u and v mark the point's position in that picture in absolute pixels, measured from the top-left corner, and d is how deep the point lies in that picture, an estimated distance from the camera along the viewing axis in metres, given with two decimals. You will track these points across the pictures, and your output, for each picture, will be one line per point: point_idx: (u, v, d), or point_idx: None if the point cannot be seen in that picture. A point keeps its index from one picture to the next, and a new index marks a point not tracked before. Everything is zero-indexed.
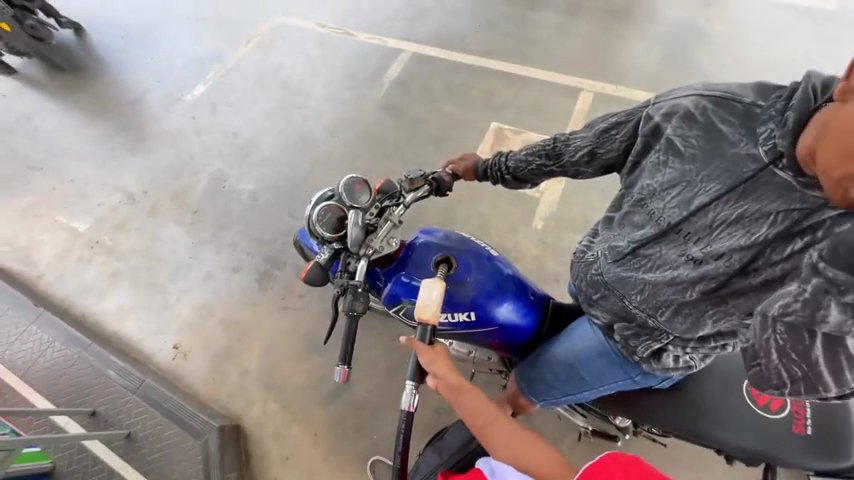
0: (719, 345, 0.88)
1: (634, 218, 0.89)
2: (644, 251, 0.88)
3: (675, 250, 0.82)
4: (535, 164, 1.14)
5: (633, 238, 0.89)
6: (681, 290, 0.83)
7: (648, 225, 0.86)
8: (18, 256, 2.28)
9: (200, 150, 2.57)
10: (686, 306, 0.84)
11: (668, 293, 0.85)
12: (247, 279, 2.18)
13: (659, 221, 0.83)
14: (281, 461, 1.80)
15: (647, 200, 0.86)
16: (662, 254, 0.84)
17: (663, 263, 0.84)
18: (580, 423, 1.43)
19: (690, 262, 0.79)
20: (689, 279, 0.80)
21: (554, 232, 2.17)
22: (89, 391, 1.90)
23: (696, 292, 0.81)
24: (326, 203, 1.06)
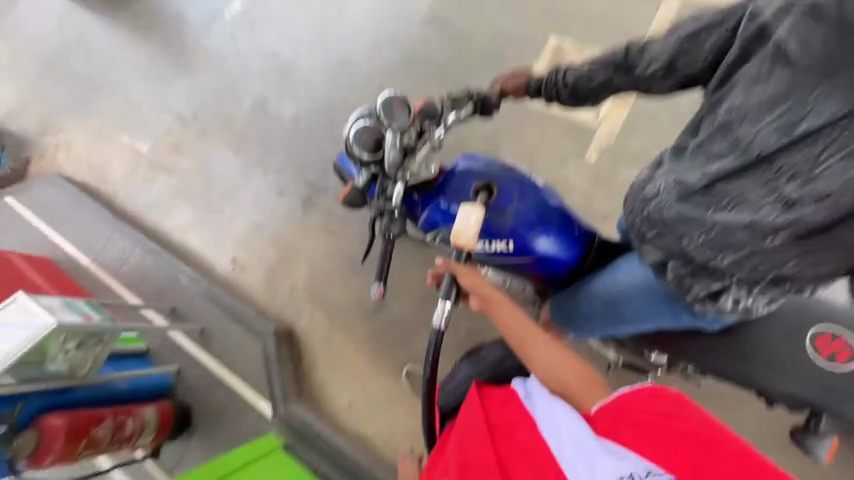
0: (790, 286, 0.81)
1: (712, 148, 0.80)
2: (721, 186, 0.79)
3: (761, 184, 0.75)
4: (600, 80, 0.96)
5: (711, 171, 0.80)
6: (761, 230, 0.77)
7: (731, 156, 0.77)
8: (95, 173, 2.51)
9: (240, 70, 2.52)
10: (761, 248, 0.78)
11: (743, 233, 0.79)
12: (292, 203, 2.27)
13: (747, 150, 0.75)
14: (327, 363, 2.01)
15: (733, 126, 0.77)
16: (744, 189, 0.77)
17: (744, 199, 0.78)
18: (611, 355, 1.46)
19: (781, 200, 0.74)
20: (775, 219, 0.75)
21: (610, 165, 1.97)
22: (168, 292, 2.19)
23: (778, 233, 0.76)
24: (363, 122, 1.01)
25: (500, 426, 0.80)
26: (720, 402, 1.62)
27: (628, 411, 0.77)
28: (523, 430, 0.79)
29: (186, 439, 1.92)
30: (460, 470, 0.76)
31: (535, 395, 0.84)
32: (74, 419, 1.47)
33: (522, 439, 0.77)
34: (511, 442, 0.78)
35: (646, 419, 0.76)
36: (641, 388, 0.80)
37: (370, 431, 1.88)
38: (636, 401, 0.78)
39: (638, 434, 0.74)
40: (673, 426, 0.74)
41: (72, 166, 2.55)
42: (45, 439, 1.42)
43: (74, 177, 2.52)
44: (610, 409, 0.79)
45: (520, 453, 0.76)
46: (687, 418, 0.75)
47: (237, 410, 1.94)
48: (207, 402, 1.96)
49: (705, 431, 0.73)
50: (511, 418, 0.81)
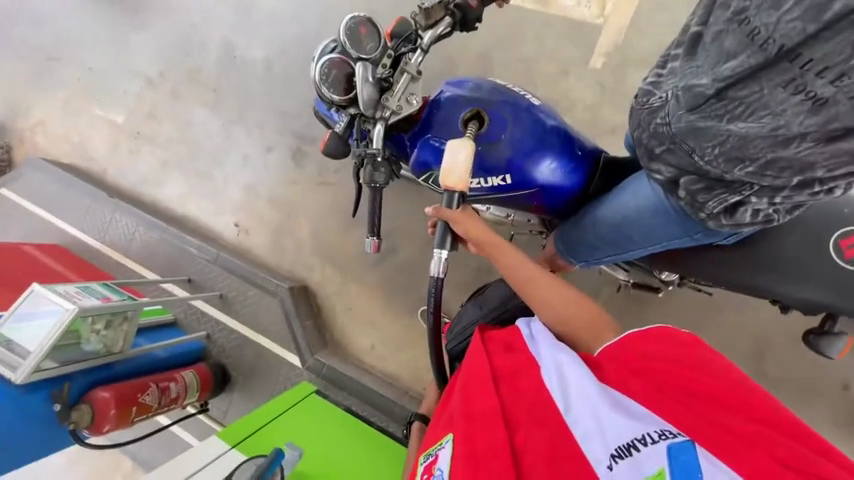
0: (823, 188, 0.70)
1: (725, 41, 0.62)
2: (734, 93, 0.64)
3: (785, 87, 0.59)
4: None
5: (722, 74, 0.64)
6: (783, 141, 0.63)
7: (747, 53, 0.60)
8: (78, 152, 2.41)
9: (198, 14, 2.26)
10: (786, 158, 0.65)
11: (762, 145, 0.66)
12: (283, 158, 2.16)
13: (765, 46, 0.57)
14: (345, 311, 2.07)
15: (751, 11, 0.58)
16: (763, 93, 0.61)
17: (762, 108, 0.62)
18: (621, 277, 1.42)
19: (807, 103, 0.58)
20: (800, 128, 0.60)
21: (618, 70, 1.77)
22: (180, 264, 2.17)
23: (807, 142, 0.61)
24: (329, 57, 0.89)
25: (508, 373, 0.71)
26: (733, 306, 1.62)
27: (643, 350, 0.70)
28: (536, 374, 0.68)
29: (228, 394, 2.03)
30: (466, 421, 0.64)
31: (541, 339, 0.76)
32: (123, 390, 1.56)
33: (535, 382, 0.67)
34: (521, 388, 0.67)
35: (665, 357, 0.68)
36: (652, 327, 0.74)
37: (395, 368, 1.99)
38: (650, 339, 0.72)
39: (660, 373, 0.66)
40: (693, 366, 0.67)
41: (53, 149, 2.44)
42: (101, 410, 1.49)
43: (58, 160, 2.43)
44: (624, 347, 0.71)
45: (534, 398, 0.65)
46: (705, 358, 0.69)
47: (268, 364, 2.02)
48: (241, 358, 2.04)
49: (725, 373, 0.67)
50: (520, 363, 0.71)
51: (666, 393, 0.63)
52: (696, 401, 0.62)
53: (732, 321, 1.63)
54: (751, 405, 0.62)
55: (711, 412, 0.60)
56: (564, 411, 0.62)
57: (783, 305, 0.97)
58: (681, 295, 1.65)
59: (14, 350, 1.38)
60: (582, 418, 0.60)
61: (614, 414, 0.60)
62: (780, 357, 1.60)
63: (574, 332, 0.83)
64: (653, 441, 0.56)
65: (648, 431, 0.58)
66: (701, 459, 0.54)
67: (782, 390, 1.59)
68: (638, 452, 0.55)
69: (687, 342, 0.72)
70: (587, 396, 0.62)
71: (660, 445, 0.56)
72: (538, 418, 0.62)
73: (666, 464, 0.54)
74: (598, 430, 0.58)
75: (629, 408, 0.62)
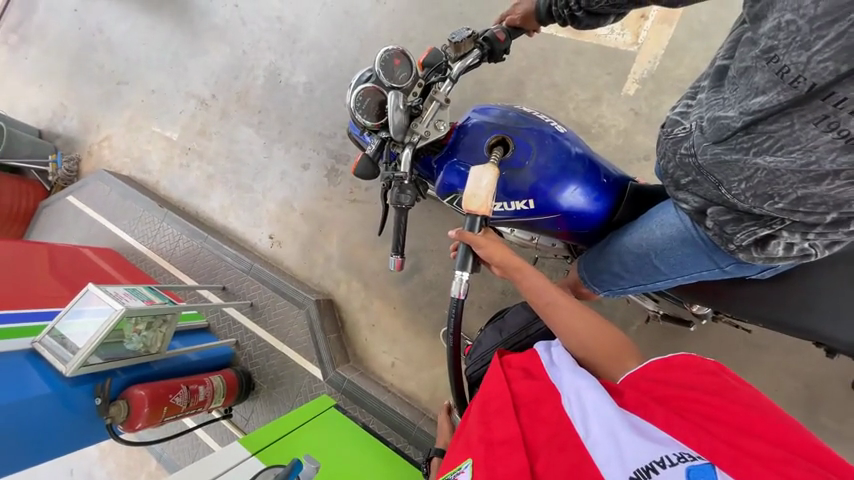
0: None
1: (754, 77, 0.60)
2: (762, 127, 0.62)
3: (817, 124, 0.56)
4: None
5: (749, 108, 0.62)
6: (815, 177, 0.62)
7: (774, 91, 0.58)
8: (136, 165, 2.65)
9: (250, 43, 2.47)
10: (819, 193, 0.64)
11: (793, 180, 0.64)
12: (317, 175, 2.28)
13: (796, 84, 0.55)
14: (369, 327, 2.10)
15: (779, 50, 0.55)
16: (793, 129, 0.59)
17: (792, 143, 0.60)
18: (650, 307, 1.37)
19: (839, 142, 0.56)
20: (833, 165, 0.59)
21: (652, 96, 1.76)
22: (217, 272, 2.30)
23: (840, 179, 0.60)
24: (364, 85, 0.95)
25: (527, 399, 0.70)
26: (779, 345, 1.51)
27: (664, 378, 0.68)
28: (556, 399, 0.67)
29: (252, 401, 2.09)
30: (485, 446, 0.63)
31: (561, 365, 0.74)
32: (157, 389, 1.64)
33: (556, 408, 0.66)
34: (541, 414, 0.66)
35: (686, 385, 0.66)
36: (674, 355, 0.71)
37: (415, 387, 1.98)
38: (671, 366, 0.69)
39: (683, 400, 0.64)
40: (717, 392, 0.64)
41: (116, 161, 2.70)
42: (135, 406, 1.58)
43: (119, 171, 2.67)
44: (645, 376, 0.69)
45: (553, 424, 0.64)
46: (731, 386, 0.66)
47: (291, 374, 2.06)
48: (266, 367, 2.11)
49: (752, 401, 0.63)
50: (538, 390, 0.70)
51: (688, 419, 0.61)
52: (719, 427, 0.59)
53: (780, 361, 1.50)
54: (780, 433, 0.58)
55: (736, 438, 0.57)
56: (584, 435, 0.60)
57: (827, 347, 0.90)
58: (720, 330, 1.56)
59: (65, 345, 1.52)
60: (600, 439, 0.58)
61: (632, 434, 0.57)
62: (835, 406, 1.45)
63: (591, 357, 0.81)
64: (673, 463, 0.54)
65: (668, 453, 0.55)
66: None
67: (838, 443, 1.44)
68: (657, 474, 0.53)
69: (713, 370, 0.69)
70: (605, 417, 0.61)
71: (679, 467, 0.53)
72: (558, 444, 0.60)
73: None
74: (616, 452, 0.56)
75: (649, 432, 0.59)
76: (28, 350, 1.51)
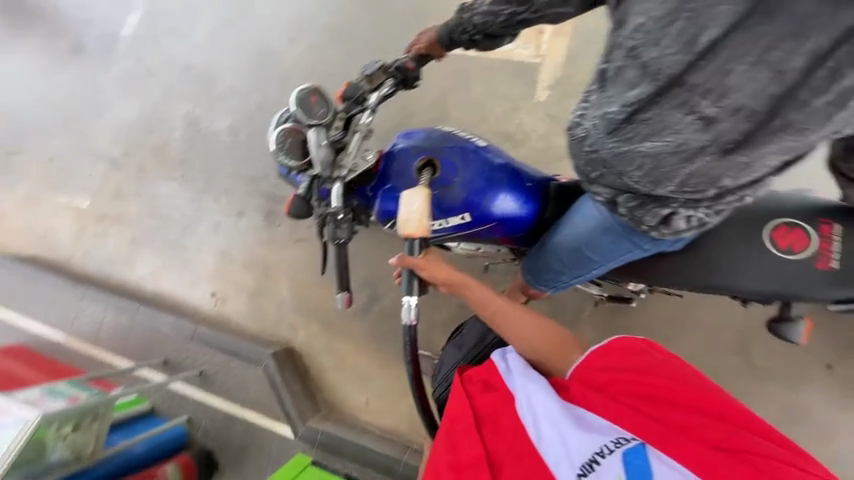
0: (736, 197, 0.78)
1: (626, 74, 0.68)
2: (641, 116, 0.70)
3: (680, 109, 0.66)
4: (505, 15, 0.92)
5: (627, 101, 0.70)
6: (689, 157, 0.71)
7: (643, 83, 0.66)
8: (41, 242, 2.34)
9: (160, 94, 2.34)
10: (696, 171, 0.73)
11: (674, 162, 0.73)
12: (255, 221, 2.17)
13: (658, 76, 0.64)
14: (335, 368, 1.99)
15: (639, 47, 0.63)
16: (664, 116, 0.68)
17: (665, 128, 0.69)
18: (595, 293, 1.46)
19: (699, 122, 0.66)
20: (699, 142, 0.68)
21: (560, 99, 1.93)
22: (155, 345, 2.07)
23: (707, 156, 0.69)
24: (282, 126, 0.94)
25: (487, 413, 0.71)
26: (709, 304, 1.68)
27: (603, 366, 0.74)
28: (512, 408, 0.70)
29: None
30: (453, 472, 0.65)
31: (515, 371, 0.76)
32: None
33: (512, 418, 0.69)
34: (501, 425, 0.69)
35: (622, 368, 0.72)
36: (609, 341, 0.77)
37: (394, 421, 1.90)
38: (609, 352, 0.75)
39: (619, 384, 0.71)
40: (648, 370, 0.71)
41: (14, 242, 2.36)
42: None
43: (20, 252, 2.34)
44: (588, 366, 0.75)
45: (512, 433, 0.67)
46: (659, 361, 0.73)
47: (258, 439, 1.89)
48: (229, 438, 1.90)
49: (675, 373, 0.71)
50: (495, 401, 0.72)
51: (625, 403, 0.68)
52: (649, 405, 0.67)
53: (714, 317, 1.67)
54: (698, 399, 0.67)
55: (662, 412, 0.66)
56: (538, 440, 0.65)
57: (742, 299, 1.03)
58: (659, 301, 1.70)
59: None
60: (552, 443, 0.64)
61: (577, 432, 0.64)
62: (765, 347, 1.63)
63: (543, 357, 0.84)
64: (611, 451, 0.62)
65: (606, 442, 0.63)
66: (651, 459, 0.60)
67: (774, 381, 1.61)
68: (599, 466, 0.60)
69: (642, 347, 0.75)
70: (554, 419, 0.67)
71: (616, 454, 0.61)
72: (516, 454, 0.65)
73: (623, 473, 0.59)
74: (565, 452, 0.63)
75: (591, 424, 0.66)
76: None
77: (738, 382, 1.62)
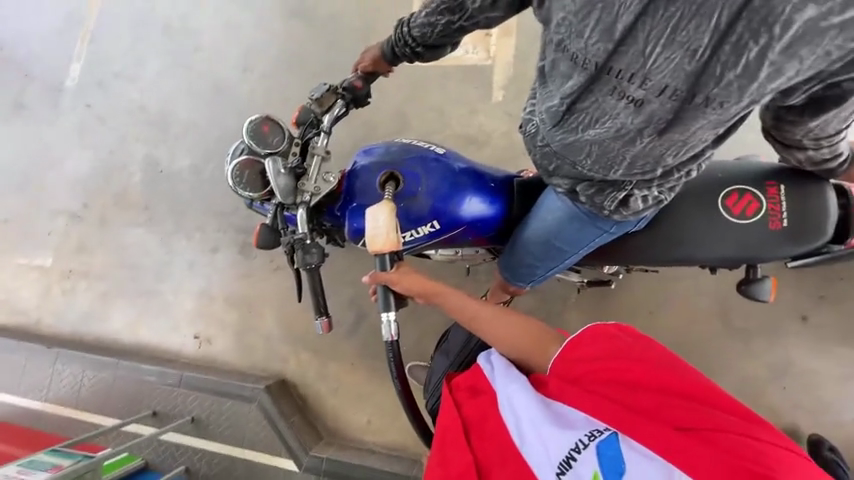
0: (684, 172, 0.80)
1: (560, 67, 0.70)
2: (579, 106, 0.72)
3: (612, 95, 0.67)
4: (441, 26, 0.92)
5: (565, 93, 0.72)
6: (630, 139, 0.73)
7: (575, 74, 0.68)
8: (6, 309, 2.21)
9: (115, 140, 2.27)
10: (639, 153, 0.75)
11: (618, 146, 0.75)
12: (230, 255, 2.12)
13: (586, 65, 0.66)
14: (332, 393, 1.95)
15: (565, 41, 0.66)
16: (600, 103, 0.70)
17: (603, 115, 0.71)
18: (575, 280, 1.49)
19: (631, 106, 0.67)
20: (635, 125, 0.70)
21: (517, 97, 1.98)
22: (140, 398, 1.97)
23: (646, 137, 0.71)
24: (239, 159, 0.93)
25: (473, 419, 0.73)
26: (685, 274, 1.73)
27: (578, 357, 0.75)
28: (496, 412, 0.72)
29: None
30: None
31: (498, 371, 0.78)
32: None
33: (496, 423, 0.71)
34: (487, 431, 0.71)
35: (594, 357, 0.74)
36: (581, 331, 0.78)
37: (399, 437, 1.87)
38: (582, 342, 0.76)
39: (593, 374, 0.72)
40: (619, 356, 0.72)
41: None
42: None
43: None
44: (563, 359, 0.76)
45: (496, 437, 0.69)
46: (628, 346, 0.74)
47: (262, 478, 1.81)
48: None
49: (645, 356, 0.72)
50: (481, 407, 0.74)
51: (598, 393, 0.69)
52: (621, 393, 0.68)
53: (691, 286, 1.72)
54: (668, 380, 0.68)
55: (632, 398, 0.67)
56: (520, 443, 0.68)
57: (708, 266, 1.07)
58: (638, 278, 1.74)
59: None
60: (532, 444, 0.66)
61: (555, 431, 0.66)
62: (743, 308, 1.69)
63: (525, 355, 0.85)
64: (585, 446, 0.64)
65: (581, 436, 0.65)
66: (623, 449, 0.62)
67: (757, 339, 1.67)
68: (576, 462, 0.63)
69: (613, 333, 0.76)
70: (533, 419, 0.68)
71: (591, 447, 0.63)
72: (501, 459, 0.67)
73: (599, 467, 0.62)
74: (544, 452, 0.65)
75: (568, 419, 0.68)
76: None
77: (724, 345, 1.68)
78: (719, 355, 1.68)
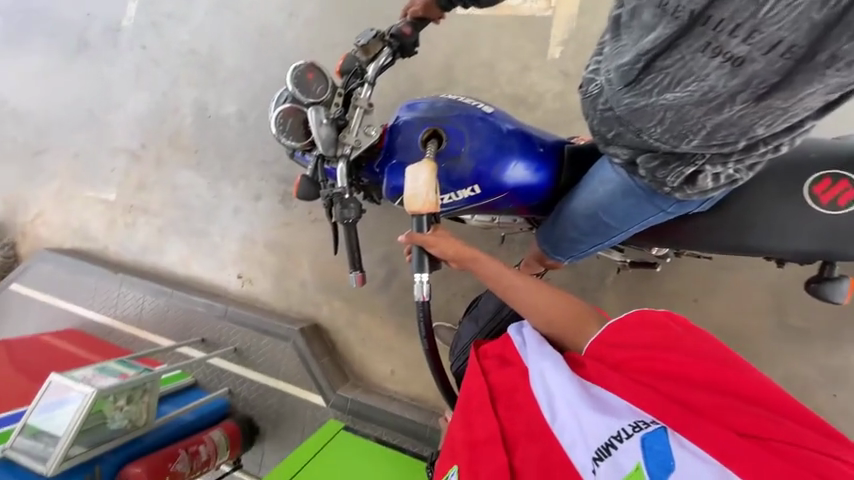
0: (772, 148, 0.69)
1: (643, 16, 0.61)
2: (660, 64, 0.63)
3: (704, 52, 0.58)
4: None
5: (644, 48, 0.63)
6: (716, 107, 0.63)
7: (661, 24, 0.59)
8: (79, 236, 2.47)
9: (168, 83, 2.34)
10: (724, 123, 0.65)
11: (698, 114, 0.65)
12: (272, 203, 2.20)
13: (677, 14, 0.56)
14: (360, 341, 2.06)
15: None
16: (686, 61, 0.60)
17: (688, 75, 0.61)
18: (617, 259, 1.41)
19: (725, 65, 0.57)
20: (726, 90, 0.60)
21: (576, 54, 1.79)
22: (191, 326, 2.18)
23: (737, 104, 0.61)
24: (282, 107, 0.92)
25: (502, 390, 0.72)
26: (741, 263, 1.60)
27: (620, 342, 0.71)
28: (527, 385, 0.69)
29: (259, 446, 2.00)
30: (468, 449, 0.65)
31: (529, 343, 0.77)
32: (153, 461, 1.56)
33: (526, 396, 0.68)
34: (516, 403, 0.68)
35: (641, 344, 0.69)
36: (627, 314, 0.73)
37: (420, 389, 1.97)
38: (628, 326, 0.71)
39: (639, 361, 0.67)
40: (669, 347, 0.68)
41: (55, 237, 2.50)
42: None
43: (61, 246, 2.48)
44: (603, 343, 0.72)
45: (526, 412, 0.66)
46: (680, 337, 0.69)
47: (293, 408, 1.99)
48: (266, 408, 2.01)
49: (698, 350, 0.67)
50: (511, 378, 0.72)
51: (643, 383, 0.64)
52: (670, 385, 0.63)
53: (746, 277, 1.59)
54: (723, 378, 0.63)
55: (683, 393, 0.62)
56: (551, 421, 0.63)
57: (777, 259, 0.97)
58: (686, 263, 1.63)
59: (41, 441, 1.39)
60: (566, 424, 0.61)
61: (592, 414, 0.61)
62: (802, 306, 1.55)
63: (558, 330, 0.83)
64: (629, 435, 0.57)
65: (623, 425, 0.59)
66: (673, 445, 0.55)
67: (812, 340, 1.54)
68: (616, 450, 0.56)
69: (664, 321, 0.72)
70: (569, 400, 0.63)
71: (635, 438, 0.57)
72: (530, 433, 0.63)
73: (643, 458, 0.55)
74: (580, 434, 0.60)
75: (608, 404, 0.63)
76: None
77: (773, 341, 1.56)
78: (765, 351, 1.57)
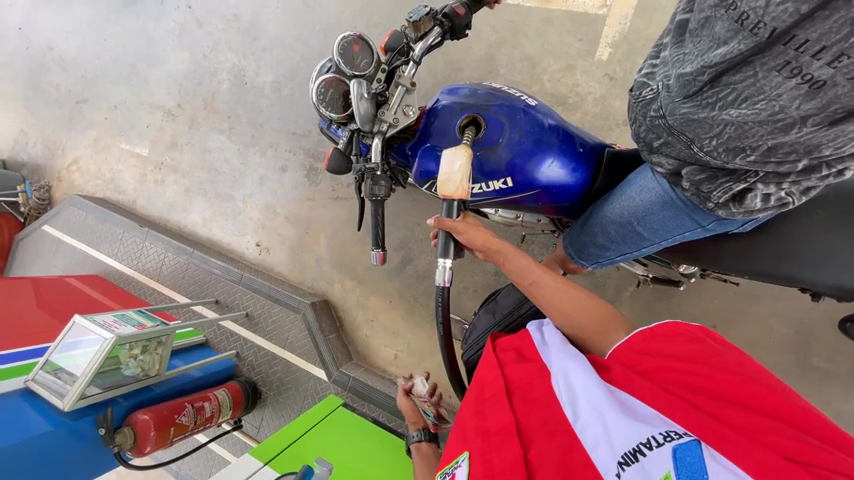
0: (835, 171, 0.65)
1: (716, 26, 0.57)
2: (727, 79, 0.59)
3: (780, 71, 0.54)
4: None
5: (712, 61, 0.59)
6: (782, 127, 0.59)
7: (737, 38, 0.55)
8: (110, 186, 2.56)
9: (210, 45, 2.37)
10: (788, 143, 0.61)
11: (761, 132, 0.61)
12: (297, 177, 2.22)
13: (756, 30, 0.52)
14: (367, 322, 2.08)
15: None
16: (758, 79, 0.56)
17: (757, 94, 0.57)
18: (639, 272, 1.38)
19: (800, 89, 0.53)
20: (799, 112, 0.56)
21: (625, 57, 1.72)
22: (207, 286, 2.24)
23: (807, 126, 0.57)
24: (325, 76, 0.91)
25: (520, 384, 0.72)
26: (770, 294, 1.53)
27: (650, 350, 0.69)
28: (546, 382, 0.70)
29: (260, 409, 2.05)
30: (481, 438, 0.65)
31: (551, 343, 0.78)
32: (161, 411, 1.58)
33: (545, 393, 0.68)
34: (533, 398, 0.68)
35: (673, 355, 0.67)
36: (659, 325, 0.72)
37: None
38: (657, 336, 0.70)
39: (668, 371, 0.65)
40: (704, 360, 0.65)
41: (88, 185, 2.60)
42: (141, 432, 1.52)
43: (92, 195, 2.58)
44: (632, 349, 0.71)
45: (544, 407, 0.66)
46: (717, 352, 0.67)
47: (296, 378, 2.02)
48: (270, 374, 2.06)
49: (737, 367, 0.64)
50: (529, 373, 0.73)
51: (674, 393, 0.63)
52: (704, 399, 0.61)
53: (772, 309, 1.53)
54: (760, 396, 0.60)
55: (717, 407, 0.60)
56: (573, 420, 0.62)
57: (815, 292, 0.92)
58: (711, 287, 1.57)
59: (60, 377, 1.46)
60: (589, 424, 0.60)
61: (620, 416, 0.59)
62: (830, 347, 1.48)
63: (578, 331, 0.83)
64: (659, 444, 0.54)
65: (654, 433, 0.56)
66: (707, 458, 0.52)
67: (834, 383, 1.48)
68: (643, 457, 0.54)
69: (698, 336, 0.70)
70: (594, 400, 0.62)
71: (666, 448, 0.54)
72: (548, 430, 0.62)
73: (673, 469, 0.51)
74: (605, 436, 0.57)
75: (637, 412, 0.61)
76: (22, 389, 1.44)
77: (792, 379, 1.50)
78: None
